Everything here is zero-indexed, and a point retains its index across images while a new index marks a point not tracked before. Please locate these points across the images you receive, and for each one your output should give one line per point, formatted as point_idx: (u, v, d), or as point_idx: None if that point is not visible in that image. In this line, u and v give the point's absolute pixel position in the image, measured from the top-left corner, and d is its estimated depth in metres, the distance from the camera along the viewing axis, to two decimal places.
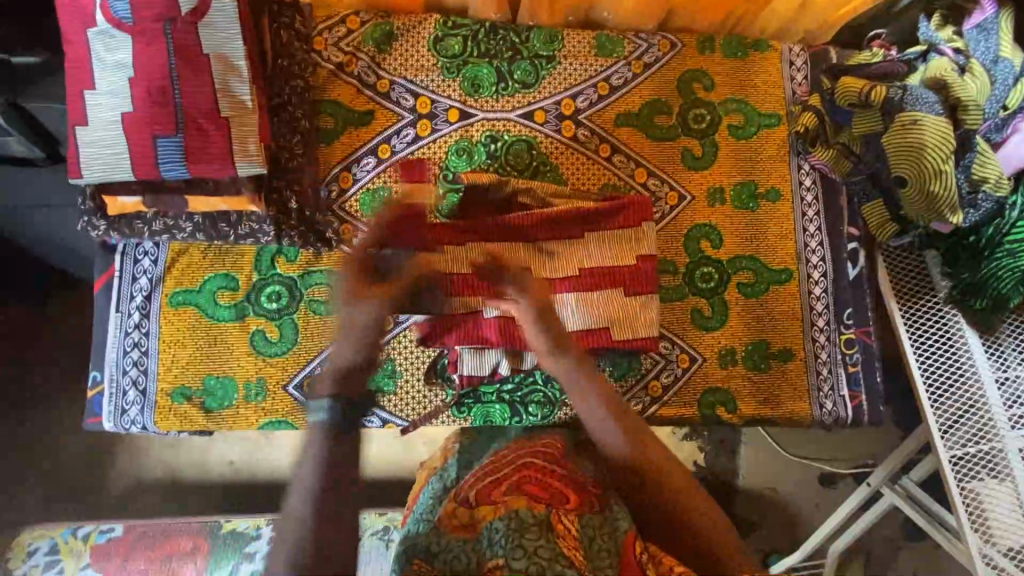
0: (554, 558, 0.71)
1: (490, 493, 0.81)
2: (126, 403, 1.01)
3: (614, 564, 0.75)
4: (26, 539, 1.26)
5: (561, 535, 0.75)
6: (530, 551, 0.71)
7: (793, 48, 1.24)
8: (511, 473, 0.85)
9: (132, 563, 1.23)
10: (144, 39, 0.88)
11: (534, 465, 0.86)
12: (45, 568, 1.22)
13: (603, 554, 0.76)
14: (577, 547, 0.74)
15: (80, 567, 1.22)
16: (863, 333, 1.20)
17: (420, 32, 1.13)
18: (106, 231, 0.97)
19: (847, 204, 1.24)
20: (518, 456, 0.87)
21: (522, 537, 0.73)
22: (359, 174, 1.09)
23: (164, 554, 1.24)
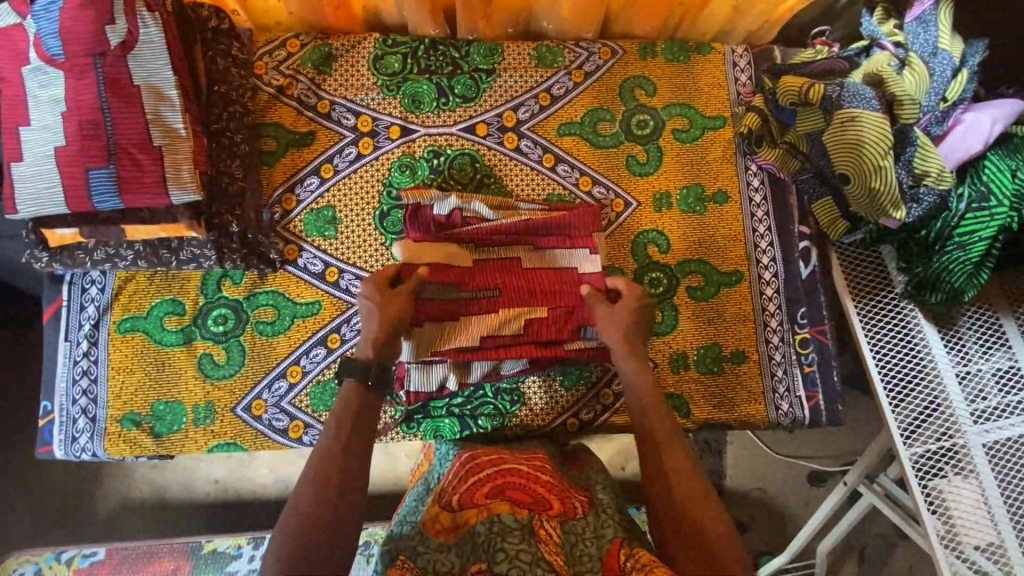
0: (535, 562, 0.75)
1: (474, 497, 0.88)
2: (77, 431, 1.03)
3: (597, 567, 0.79)
4: (10, 564, 1.26)
5: (543, 541, 0.80)
6: (511, 556, 0.75)
7: (736, 49, 1.24)
8: (495, 475, 0.92)
9: None
10: (75, 74, 0.90)
11: (518, 471, 0.93)
12: None
13: (584, 558, 0.80)
14: (559, 553, 0.78)
15: None
16: (818, 332, 1.19)
17: (359, 51, 1.14)
18: (49, 262, 0.99)
19: (797, 202, 1.23)
20: (503, 463, 0.95)
21: (503, 541, 0.77)
22: (303, 195, 1.11)
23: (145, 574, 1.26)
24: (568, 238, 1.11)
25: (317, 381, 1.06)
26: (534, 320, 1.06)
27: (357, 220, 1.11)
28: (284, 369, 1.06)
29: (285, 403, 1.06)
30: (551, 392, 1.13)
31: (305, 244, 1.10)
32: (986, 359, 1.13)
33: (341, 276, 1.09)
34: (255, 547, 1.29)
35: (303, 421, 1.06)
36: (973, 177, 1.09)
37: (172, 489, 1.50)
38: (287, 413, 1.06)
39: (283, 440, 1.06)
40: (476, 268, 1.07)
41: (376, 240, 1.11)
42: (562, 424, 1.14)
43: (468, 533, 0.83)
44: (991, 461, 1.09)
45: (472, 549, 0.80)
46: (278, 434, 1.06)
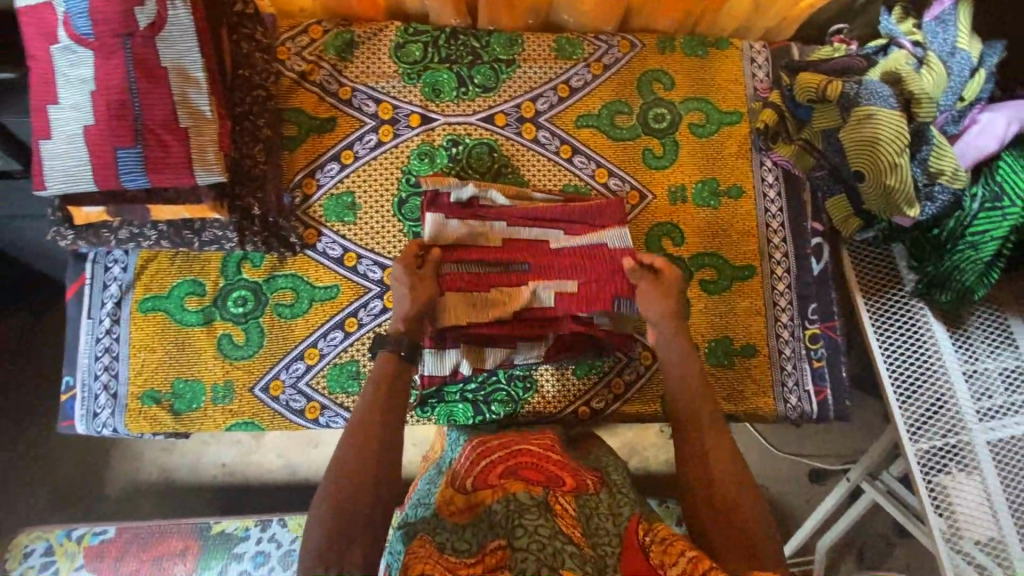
0: (554, 536, 0.77)
1: (488, 479, 0.90)
2: (98, 407, 1.05)
3: (615, 542, 0.81)
4: (23, 540, 1.28)
5: (559, 515, 0.81)
6: (531, 531, 0.77)
7: (754, 45, 1.25)
8: (506, 459, 0.94)
9: (124, 564, 1.27)
10: (105, 54, 0.91)
11: (528, 452, 0.96)
12: (41, 569, 1.26)
13: (601, 531, 0.82)
14: (576, 526, 0.80)
15: (74, 568, 1.26)
16: (828, 328, 1.20)
17: (381, 39, 1.15)
18: (74, 240, 1.00)
19: (810, 199, 1.24)
20: (513, 447, 0.97)
21: (522, 517, 0.78)
22: (323, 180, 1.12)
23: (156, 553, 1.28)
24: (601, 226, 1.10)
25: (334, 364, 1.08)
26: (564, 295, 1.05)
27: (376, 206, 1.12)
28: (301, 351, 1.08)
29: (302, 385, 1.08)
30: (563, 381, 1.15)
31: (324, 229, 1.11)
32: (993, 358, 1.15)
33: (359, 261, 1.11)
34: (263, 530, 1.31)
35: (319, 403, 1.08)
36: (987, 177, 1.09)
37: (184, 470, 1.52)
38: (304, 394, 1.07)
39: (300, 420, 1.07)
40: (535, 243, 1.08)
41: (394, 227, 1.12)
42: (572, 412, 1.15)
43: (484, 512, 0.84)
44: (996, 458, 1.10)
45: (489, 527, 0.81)
46: (295, 415, 1.07)
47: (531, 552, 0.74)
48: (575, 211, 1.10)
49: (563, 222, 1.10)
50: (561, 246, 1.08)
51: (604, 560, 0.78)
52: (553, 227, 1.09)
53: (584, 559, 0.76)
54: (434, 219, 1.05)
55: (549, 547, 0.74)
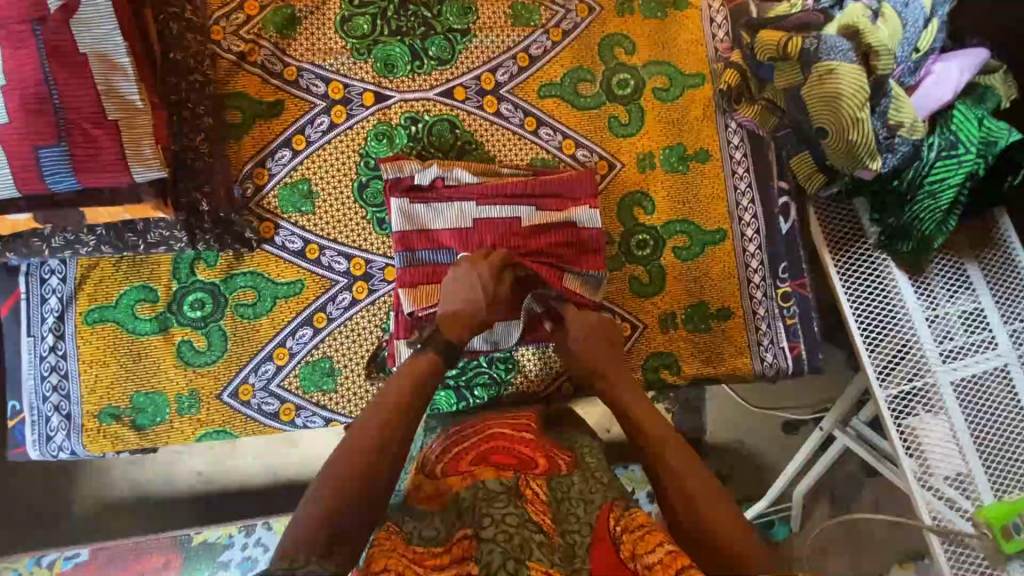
0: (521, 524, 0.75)
1: (458, 466, 0.90)
2: (51, 430, 0.97)
3: (586, 531, 0.78)
4: None
5: (529, 501, 0.81)
6: (497, 520, 0.75)
7: (712, 4, 1.23)
8: (479, 443, 0.94)
9: None
10: (12, 43, 0.81)
11: (502, 435, 0.96)
12: None
13: (572, 518, 0.80)
14: (545, 512, 0.79)
15: None
16: (799, 285, 1.22)
17: (325, 12, 1.08)
18: (1, 252, 0.91)
19: (775, 157, 1.25)
20: (488, 429, 0.97)
21: (490, 506, 0.77)
22: (275, 168, 1.05)
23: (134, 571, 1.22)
24: (575, 201, 1.09)
25: (306, 362, 1.03)
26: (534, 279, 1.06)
27: (335, 194, 1.06)
28: (270, 352, 1.03)
29: (273, 387, 1.03)
30: (545, 360, 1.13)
31: (282, 221, 1.05)
32: (952, 302, 1.19)
33: (322, 253, 1.05)
34: (247, 535, 1.27)
35: (294, 404, 1.03)
36: (942, 127, 1.12)
37: (153, 484, 1.45)
38: (276, 396, 1.03)
39: (274, 424, 1.03)
40: (506, 221, 1.06)
41: (357, 214, 1.07)
42: (557, 389, 1.14)
43: (453, 498, 0.84)
44: (959, 397, 1.16)
45: (458, 516, 0.80)
46: (268, 418, 1.02)
47: (497, 543, 0.73)
48: (546, 190, 1.08)
49: (533, 200, 1.07)
50: (533, 224, 1.06)
51: (573, 547, 0.76)
52: (526, 203, 1.07)
53: (552, 547, 0.74)
54: (399, 205, 1.02)
55: (516, 537, 0.73)
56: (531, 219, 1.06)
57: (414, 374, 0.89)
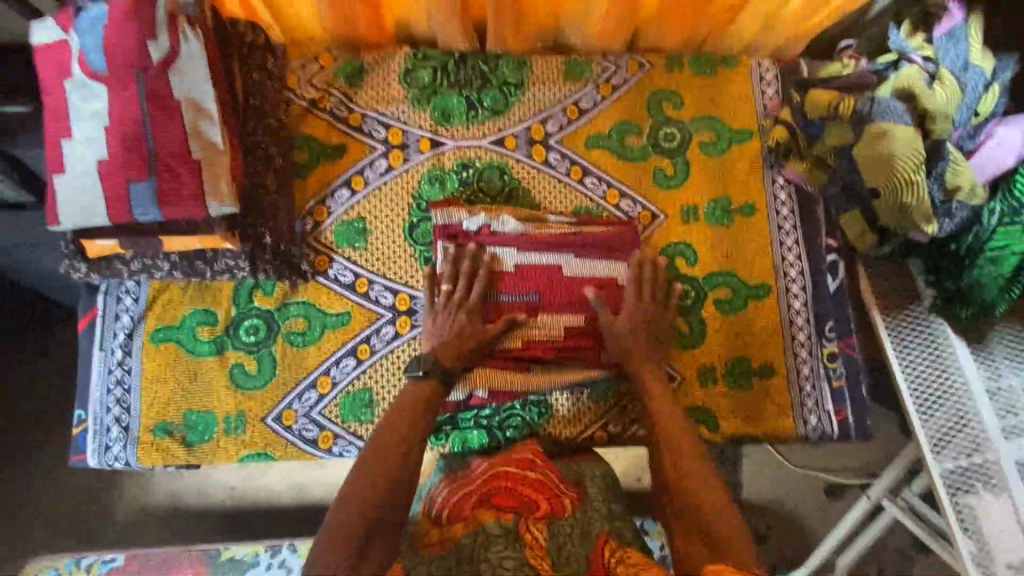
0: (518, 569, 0.83)
1: (461, 509, 0.93)
2: (110, 440, 1.03)
3: (583, 569, 0.86)
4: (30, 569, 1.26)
5: (528, 546, 0.87)
6: (495, 564, 0.84)
7: (763, 62, 1.24)
8: (483, 483, 0.96)
9: None
10: (118, 89, 0.91)
11: (504, 473, 0.97)
12: None
13: (571, 560, 0.87)
14: (544, 557, 0.85)
15: None
16: (846, 346, 1.18)
17: (391, 65, 1.16)
18: (87, 273, 0.99)
19: (824, 214, 1.23)
20: (494, 467, 0.98)
21: (488, 552, 0.85)
22: (334, 207, 1.12)
23: None
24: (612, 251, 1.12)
25: (347, 392, 1.07)
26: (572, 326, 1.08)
27: (386, 232, 1.12)
28: (314, 380, 1.07)
29: (315, 414, 1.06)
30: (579, 405, 1.13)
31: (336, 255, 1.11)
32: (1017, 373, 1.13)
33: (371, 287, 1.10)
34: (273, 555, 1.29)
35: (332, 432, 1.06)
36: (1005, 192, 1.07)
37: (191, 496, 1.51)
38: (317, 423, 1.06)
39: (313, 450, 1.06)
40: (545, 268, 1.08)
41: (405, 251, 1.12)
42: (589, 436, 1.13)
43: (455, 545, 0.88)
44: None
45: (457, 563, 0.86)
46: (308, 444, 1.06)
47: None
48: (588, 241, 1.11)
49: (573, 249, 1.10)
50: (573, 273, 1.09)
51: None
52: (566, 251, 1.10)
53: None
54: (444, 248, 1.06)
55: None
56: (573, 268, 1.09)
57: (415, 410, 0.96)
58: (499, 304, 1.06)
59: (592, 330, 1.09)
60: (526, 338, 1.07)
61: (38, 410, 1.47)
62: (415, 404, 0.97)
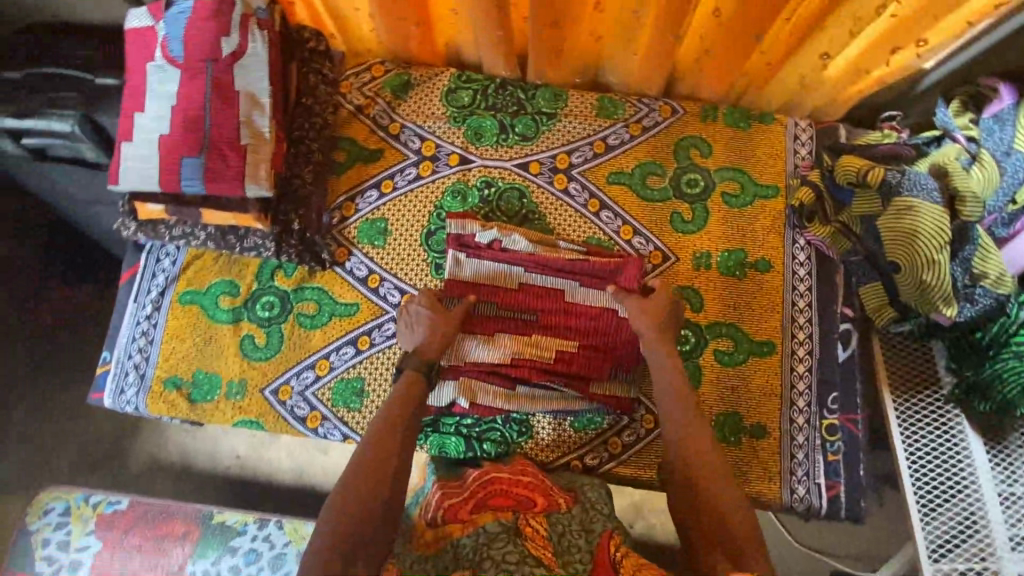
0: (521, 561, 0.82)
1: (457, 513, 0.94)
2: (126, 384, 1.13)
3: (587, 559, 0.88)
4: (45, 498, 1.35)
5: (529, 538, 0.87)
6: (497, 560, 0.82)
7: (800, 122, 1.24)
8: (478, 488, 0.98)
9: (131, 536, 1.32)
10: (190, 75, 1.03)
11: (498, 477, 1.00)
12: (55, 527, 1.32)
13: (574, 549, 0.89)
14: (546, 547, 0.86)
15: (85, 532, 1.32)
16: (848, 420, 1.13)
17: (436, 83, 1.24)
18: (135, 231, 1.11)
19: (844, 283, 1.19)
20: (485, 472, 1.01)
21: (490, 549, 0.84)
22: (361, 205, 1.19)
23: (161, 533, 1.32)
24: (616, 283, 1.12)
25: (341, 379, 1.13)
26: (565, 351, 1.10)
27: (404, 235, 1.18)
28: (313, 361, 1.13)
29: (309, 393, 1.13)
30: (559, 431, 1.14)
31: (355, 249, 1.18)
32: None
33: (381, 283, 1.17)
34: (260, 528, 1.35)
35: (321, 413, 1.12)
36: None
37: (199, 456, 1.62)
38: (309, 402, 1.12)
39: (300, 427, 1.12)
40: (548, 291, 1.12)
41: (419, 255, 1.18)
42: (565, 464, 1.13)
43: (451, 545, 0.89)
44: None
45: (455, 560, 0.87)
46: (297, 421, 1.12)
47: None
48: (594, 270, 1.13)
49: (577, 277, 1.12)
50: (575, 300, 1.11)
51: None
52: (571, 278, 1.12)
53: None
54: (455, 256, 1.12)
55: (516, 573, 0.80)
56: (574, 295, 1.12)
57: (402, 407, 0.97)
58: (493, 323, 1.11)
59: (585, 359, 1.10)
60: (518, 357, 1.10)
61: (73, 358, 1.63)
62: (404, 402, 0.98)
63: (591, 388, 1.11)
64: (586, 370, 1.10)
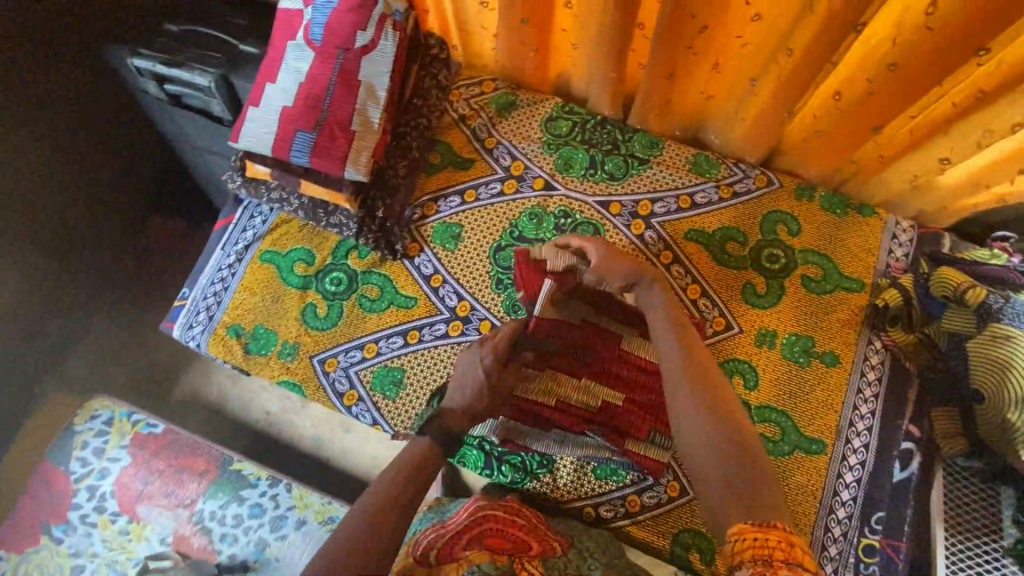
0: None
1: (453, 552, 0.97)
2: (196, 321, 1.22)
3: None
4: (95, 404, 1.46)
5: None
6: None
7: (901, 222, 1.18)
8: (474, 526, 1.00)
9: (156, 460, 1.40)
10: (322, 58, 1.13)
11: (494, 517, 1.01)
12: (96, 433, 1.43)
13: None
14: None
15: (120, 445, 1.41)
16: (891, 545, 1.05)
17: (539, 108, 1.29)
18: (239, 185, 1.20)
19: (915, 398, 1.11)
20: (479, 509, 1.02)
21: None
22: (442, 208, 1.24)
23: (182, 465, 1.40)
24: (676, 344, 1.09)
25: (384, 365, 1.16)
26: (609, 403, 1.06)
27: (475, 244, 1.22)
28: (363, 342, 1.18)
29: (352, 371, 1.17)
30: (580, 473, 1.11)
31: (426, 247, 1.22)
32: None
33: (442, 285, 1.20)
34: (270, 486, 1.39)
35: (358, 393, 1.16)
36: None
37: (234, 404, 1.72)
38: (349, 380, 1.17)
39: (337, 401, 1.17)
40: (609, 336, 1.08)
41: (484, 267, 1.21)
42: (578, 507, 1.11)
43: None
44: None
45: None
46: (335, 394, 1.17)
47: None
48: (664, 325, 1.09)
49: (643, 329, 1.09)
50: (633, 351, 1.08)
51: None
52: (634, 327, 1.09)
53: None
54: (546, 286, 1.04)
55: None
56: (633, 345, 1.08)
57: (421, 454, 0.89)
58: (546, 358, 1.06)
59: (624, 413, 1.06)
60: (559, 399, 1.07)
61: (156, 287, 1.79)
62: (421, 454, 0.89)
63: (625, 445, 1.06)
64: (628, 426, 1.05)
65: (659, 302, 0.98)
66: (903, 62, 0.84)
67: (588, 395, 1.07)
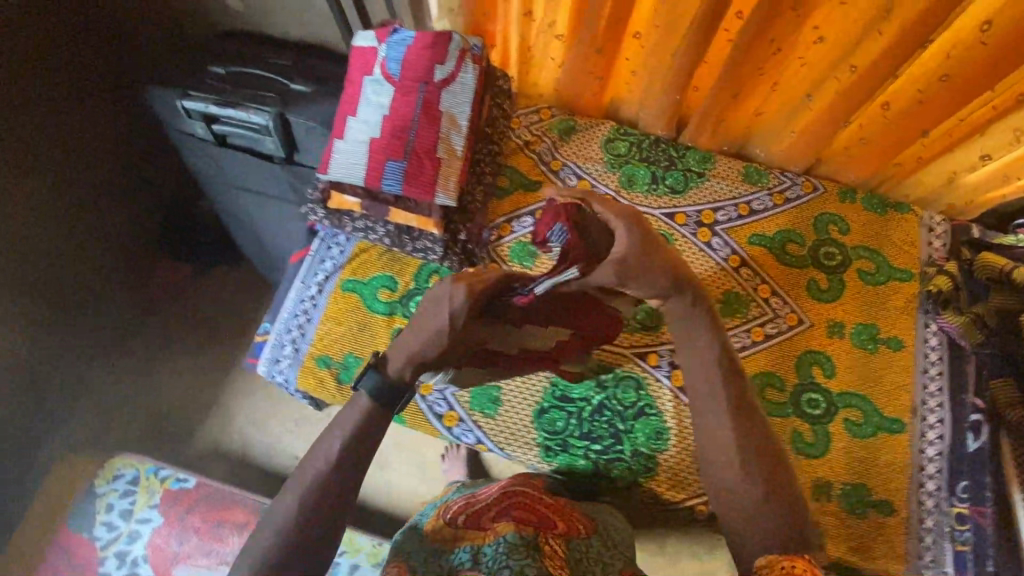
0: None
1: (480, 520, 0.95)
2: (282, 355, 1.20)
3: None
4: (117, 462, 1.38)
5: (546, 552, 0.89)
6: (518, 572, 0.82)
7: (934, 216, 1.30)
8: (507, 500, 0.98)
9: (191, 516, 1.33)
10: (403, 92, 1.17)
11: (524, 494, 1.00)
12: (121, 494, 1.35)
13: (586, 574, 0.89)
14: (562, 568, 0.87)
15: (150, 504, 1.34)
16: (979, 512, 1.12)
17: (597, 131, 1.37)
18: (322, 218, 1.22)
19: (975, 372, 1.20)
20: (510, 489, 1.01)
21: (509, 558, 0.85)
22: (517, 228, 1.28)
23: (218, 518, 1.33)
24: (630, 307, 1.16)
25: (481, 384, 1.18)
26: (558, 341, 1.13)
27: None
28: None
29: (449, 392, 1.18)
30: (687, 472, 1.13)
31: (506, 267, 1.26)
32: None
33: None
34: None
35: (458, 414, 1.18)
36: None
37: (262, 449, 1.65)
38: (448, 401, 1.18)
39: (438, 424, 1.19)
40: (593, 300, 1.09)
41: None
42: (690, 505, 1.14)
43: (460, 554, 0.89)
44: None
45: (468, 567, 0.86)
46: (435, 417, 1.18)
47: None
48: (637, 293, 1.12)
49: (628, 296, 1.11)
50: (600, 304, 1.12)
51: None
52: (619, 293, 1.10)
53: None
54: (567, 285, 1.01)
55: None
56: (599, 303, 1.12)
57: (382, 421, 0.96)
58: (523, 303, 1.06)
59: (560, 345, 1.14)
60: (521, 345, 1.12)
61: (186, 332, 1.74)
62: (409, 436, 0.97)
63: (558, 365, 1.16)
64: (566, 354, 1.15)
65: (704, 326, 0.99)
66: (957, 72, 0.97)
67: (543, 334, 1.11)
